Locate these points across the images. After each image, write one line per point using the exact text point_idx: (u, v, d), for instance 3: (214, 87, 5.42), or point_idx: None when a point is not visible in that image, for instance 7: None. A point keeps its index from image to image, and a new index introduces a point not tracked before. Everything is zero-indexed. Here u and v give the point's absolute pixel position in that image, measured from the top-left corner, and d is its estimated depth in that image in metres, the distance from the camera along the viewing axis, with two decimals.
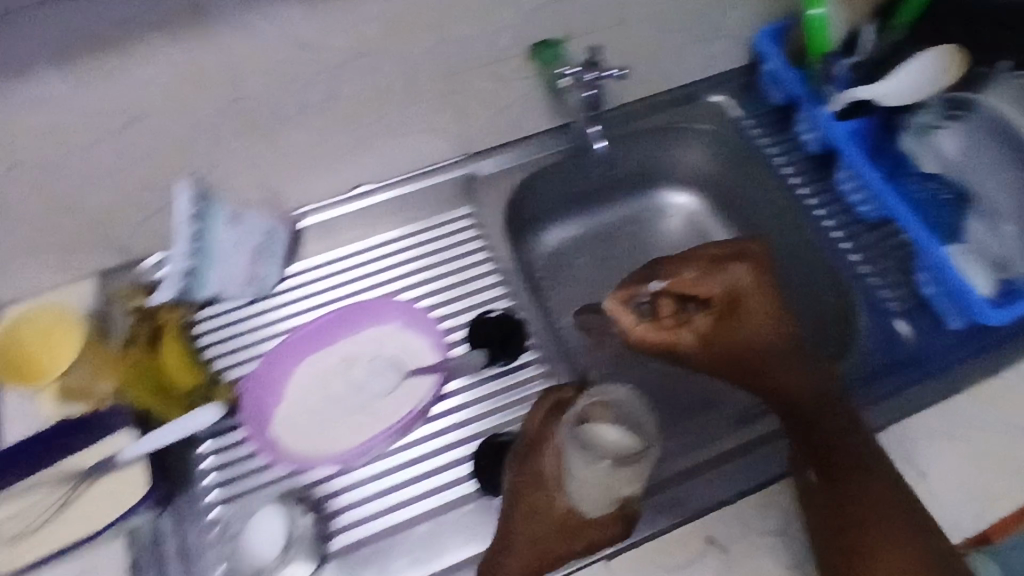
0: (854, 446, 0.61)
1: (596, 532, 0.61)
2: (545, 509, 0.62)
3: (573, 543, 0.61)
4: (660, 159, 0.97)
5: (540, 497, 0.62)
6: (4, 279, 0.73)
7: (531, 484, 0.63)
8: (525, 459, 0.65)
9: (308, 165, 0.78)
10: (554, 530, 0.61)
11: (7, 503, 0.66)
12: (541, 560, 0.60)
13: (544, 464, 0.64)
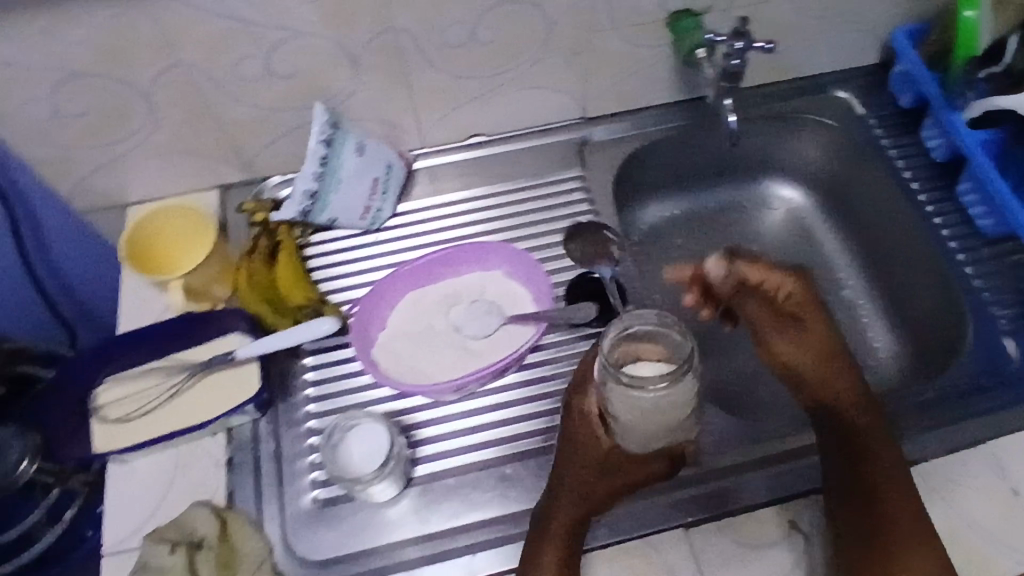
0: (885, 445, 0.59)
1: (641, 470, 0.62)
2: (591, 446, 0.62)
3: (621, 480, 0.61)
4: (774, 148, 0.95)
5: (587, 434, 0.62)
6: (136, 179, 0.77)
7: (579, 423, 0.63)
8: (573, 399, 0.65)
9: (432, 107, 0.79)
10: (598, 467, 0.61)
11: (124, 384, 0.69)
12: (584, 496, 0.59)
13: (589, 403, 0.64)
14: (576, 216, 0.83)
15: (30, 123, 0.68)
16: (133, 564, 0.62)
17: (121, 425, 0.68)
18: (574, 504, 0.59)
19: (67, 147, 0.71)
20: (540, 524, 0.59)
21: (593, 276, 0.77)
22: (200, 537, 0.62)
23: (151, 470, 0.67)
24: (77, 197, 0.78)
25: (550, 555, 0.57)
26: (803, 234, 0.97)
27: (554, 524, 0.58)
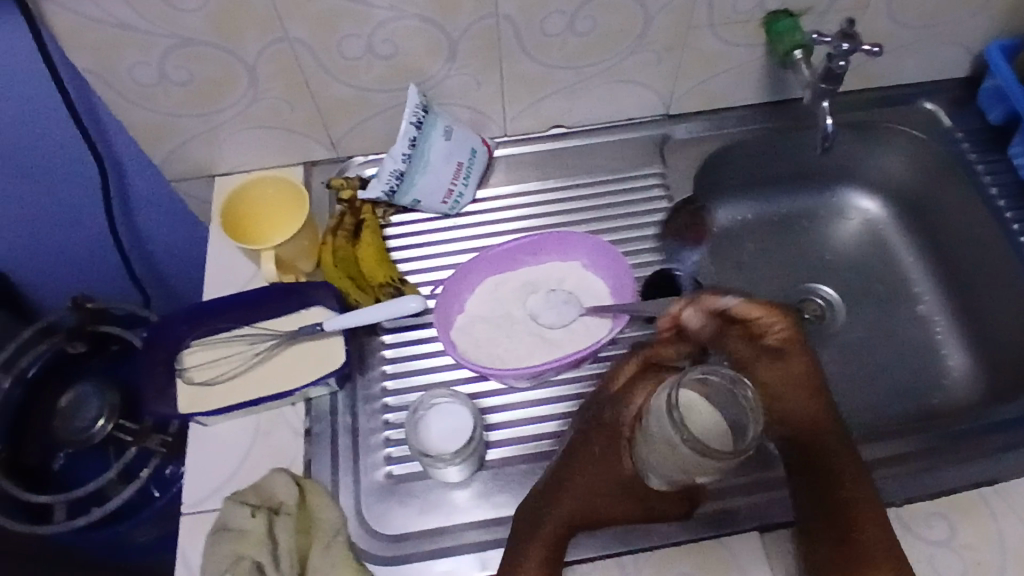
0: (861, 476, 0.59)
1: (651, 502, 0.62)
2: (610, 465, 0.63)
3: (625, 507, 0.62)
4: (855, 158, 0.94)
5: (609, 456, 0.63)
6: (227, 150, 0.78)
7: (603, 439, 0.64)
8: (602, 414, 0.65)
9: (520, 96, 0.79)
10: (612, 487, 0.62)
11: (211, 348, 0.71)
12: (587, 513, 0.61)
13: (625, 422, 0.64)
14: (654, 214, 0.83)
15: (137, 88, 0.69)
16: (211, 524, 0.63)
17: (207, 388, 0.69)
18: (567, 513, 0.60)
19: (168, 114, 0.73)
20: (529, 523, 0.59)
21: (674, 276, 0.78)
22: (279, 503, 0.63)
23: (231, 434, 0.68)
24: (170, 165, 0.80)
25: (534, 555, 0.57)
26: (879, 246, 0.94)
27: (546, 527, 0.59)
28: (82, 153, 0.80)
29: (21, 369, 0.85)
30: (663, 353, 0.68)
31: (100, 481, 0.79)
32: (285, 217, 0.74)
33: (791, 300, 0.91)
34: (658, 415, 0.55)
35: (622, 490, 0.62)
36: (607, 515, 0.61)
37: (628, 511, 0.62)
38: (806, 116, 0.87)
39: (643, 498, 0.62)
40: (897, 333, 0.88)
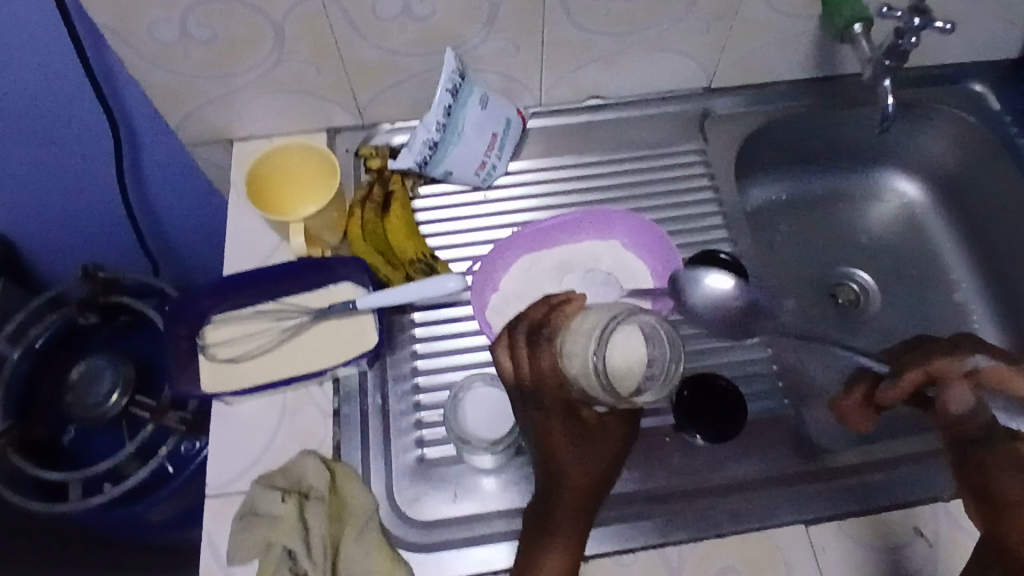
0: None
1: (609, 439, 0.57)
2: (561, 433, 0.56)
3: (597, 461, 0.56)
4: (896, 138, 0.89)
5: (559, 424, 0.56)
6: (246, 114, 0.74)
7: (541, 423, 0.56)
8: (526, 402, 0.57)
9: (558, 63, 0.75)
10: (579, 447, 0.56)
11: (235, 325, 0.69)
12: (580, 484, 0.55)
13: (545, 394, 0.56)
14: (694, 193, 0.80)
15: (153, 47, 0.64)
16: (239, 509, 0.61)
17: (232, 365, 0.67)
18: (568, 505, 0.55)
19: (186, 75, 0.68)
20: (538, 523, 0.55)
21: (719, 256, 0.71)
22: (309, 487, 0.61)
23: (257, 414, 0.65)
24: (186, 129, 0.75)
25: (556, 552, 0.54)
26: (917, 233, 0.91)
27: (555, 518, 0.55)
28: (93, 114, 0.76)
29: (29, 340, 0.82)
30: (538, 309, 0.58)
31: (115, 460, 0.76)
32: (314, 189, 0.71)
33: (825, 284, 0.89)
34: (579, 349, 0.50)
35: (581, 450, 0.56)
36: (586, 483, 0.55)
37: (601, 464, 0.56)
38: (857, 91, 0.83)
39: (602, 443, 0.57)
40: (933, 322, 0.85)
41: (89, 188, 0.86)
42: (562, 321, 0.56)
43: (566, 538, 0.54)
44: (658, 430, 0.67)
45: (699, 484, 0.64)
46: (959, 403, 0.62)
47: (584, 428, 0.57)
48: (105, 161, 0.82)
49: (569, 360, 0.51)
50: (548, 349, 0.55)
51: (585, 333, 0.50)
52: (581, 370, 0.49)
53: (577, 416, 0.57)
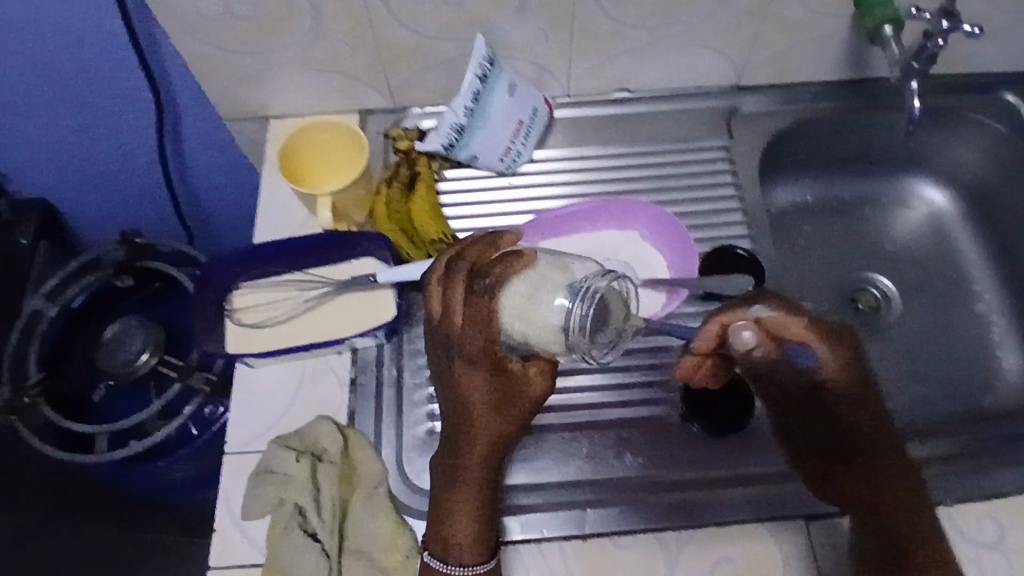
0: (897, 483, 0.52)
1: (528, 393, 0.56)
2: (479, 387, 0.55)
3: (512, 414, 0.56)
4: (926, 144, 0.88)
5: (476, 378, 0.55)
6: (283, 92, 0.77)
7: (463, 373, 0.55)
8: (449, 351, 0.55)
9: (587, 54, 0.76)
10: (496, 398, 0.56)
11: (261, 292, 0.71)
12: (497, 436, 0.56)
13: (472, 346, 0.54)
14: (715, 189, 0.81)
15: (198, 22, 0.67)
16: (255, 467, 0.63)
17: (254, 331, 0.69)
18: (478, 455, 0.56)
19: (227, 50, 0.71)
20: (449, 474, 0.57)
21: (733, 252, 0.72)
22: (323, 450, 0.63)
23: (277, 379, 0.68)
24: (224, 104, 0.78)
25: (467, 505, 0.56)
26: (943, 243, 0.90)
27: (468, 471, 0.56)
28: (139, 83, 0.80)
29: (66, 300, 0.86)
30: (474, 254, 0.56)
31: (139, 416, 0.79)
32: (343, 167, 0.73)
33: (845, 289, 0.88)
34: (558, 298, 0.53)
35: (496, 402, 0.56)
36: (501, 434, 0.56)
37: (513, 418, 0.56)
38: (887, 95, 0.83)
39: (519, 397, 0.56)
40: (952, 332, 0.84)
41: (131, 156, 0.90)
42: (506, 274, 0.54)
43: (477, 489, 0.56)
44: (664, 418, 0.68)
45: (703, 474, 0.65)
46: (747, 342, 0.51)
47: (506, 382, 0.56)
48: (147, 131, 0.86)
49: (538, 318, 0.53)
50: (487, 302, 0.54)
51: (563, 290, 0.53)
52: (561, 325, 0.52)
53: (501, 369, 0.55)
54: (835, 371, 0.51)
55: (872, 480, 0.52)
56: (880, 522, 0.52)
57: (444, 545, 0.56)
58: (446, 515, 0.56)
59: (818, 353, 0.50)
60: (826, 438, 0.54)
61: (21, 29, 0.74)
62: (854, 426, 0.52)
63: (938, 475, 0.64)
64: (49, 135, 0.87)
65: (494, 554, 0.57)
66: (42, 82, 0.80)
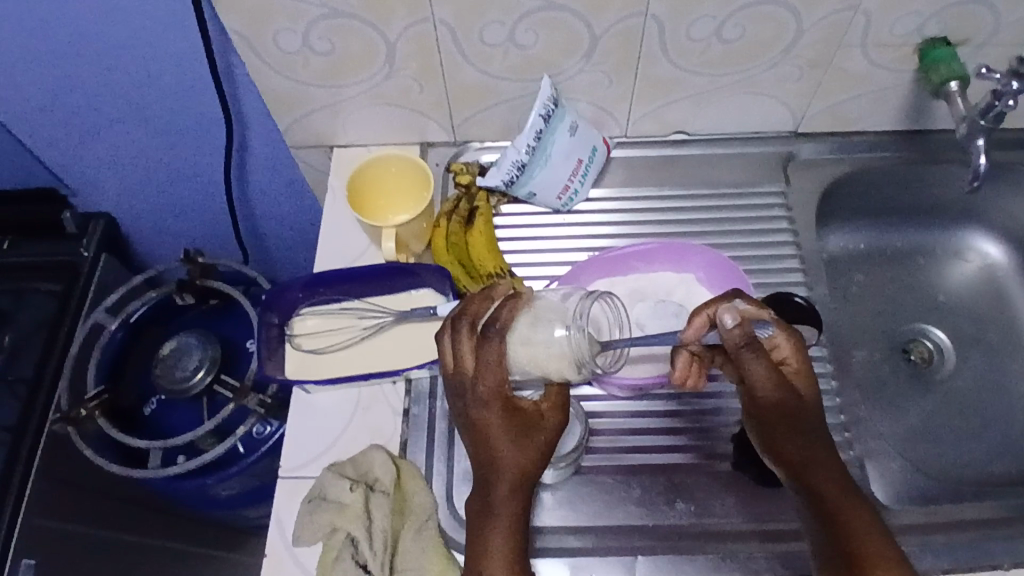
0: (829, 460, 0.55)
1: (545, 426, 0.57)
2: (498, 427, 0.56)
3: (533, 448, 0.56)
4: (983, 196, 0.85)
5: (493, 418, 0.56)
6: (351, 124, 0.79)
7: (479, 414, 0.56)
8: (464, 397, 0.57)
9: (648, 99, 0.77)
10: (514, 434, 0.56)
11: (323, 318, 0.73)
12: (524, 472, 0.55)
13: (486, 386, 0.56)
14: (771, 235, 0.81)
15: (277, 57, 0.70)
16: (308, 492, 0.64)
17: (316, 356, 0.71)
18: (505, 490, 0.55)
19: (300, 83, 0.73)
20: (480, 514, 0.55)
21: (792, 300, 0.70)
22: (375, 480, 0.64)
23: (334, 404, 0.69)
24: (293, 133, 0.80)
25: (499, 544, 0.54)
26: (998, 297, 0.87)
27: (497, 509, 0.55)
28: (211, 110, 0.83)
29: (128, 314, 0.90)
30: (477, 305, 0.59)
31: (196, 433, 0.80)
32: (409, 200, 0.76)
33: (897, 339, 0.86)
34: (555, 324, 0.58)
35: (516, 438, 0.56)
36: (525, 470, 0.56)
37: (536, 451, 0.56)
38: (946, 148, 0.82)
39: (538, 431, 0.57)
40: (1008, 390, 0.81)
41: (195, 176, 0.94)
42: (509, 317, 0.57)
43: (508, 528, 0.54)
44: (717, 466, 0.67)
45: (754, 525, 0.64)
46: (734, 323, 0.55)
47: (522, 418, 0.57)
48: (214, 153, 0.90)
49: (540, 348, 0.57)
50: (497, 344, 0.56)
51: (559, 318, 0.59)
52: (565, 351, 0.57)
53: (515, 407, 0.57)
54: (787, 354, 0.58)
55: (827, 516, 0.53)
56: (819, 502, 0.53)
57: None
58: (478, 554, 0.54)
59: (777, 334, 0.58)
60: (783, 429, 0.56)
61: (107, 56, 0.78)
62: (813, 444, 0.56)
63: (998, 539, 0.61)
64: (122, 154, 0.91)
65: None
66: (121, 105, 0.84)
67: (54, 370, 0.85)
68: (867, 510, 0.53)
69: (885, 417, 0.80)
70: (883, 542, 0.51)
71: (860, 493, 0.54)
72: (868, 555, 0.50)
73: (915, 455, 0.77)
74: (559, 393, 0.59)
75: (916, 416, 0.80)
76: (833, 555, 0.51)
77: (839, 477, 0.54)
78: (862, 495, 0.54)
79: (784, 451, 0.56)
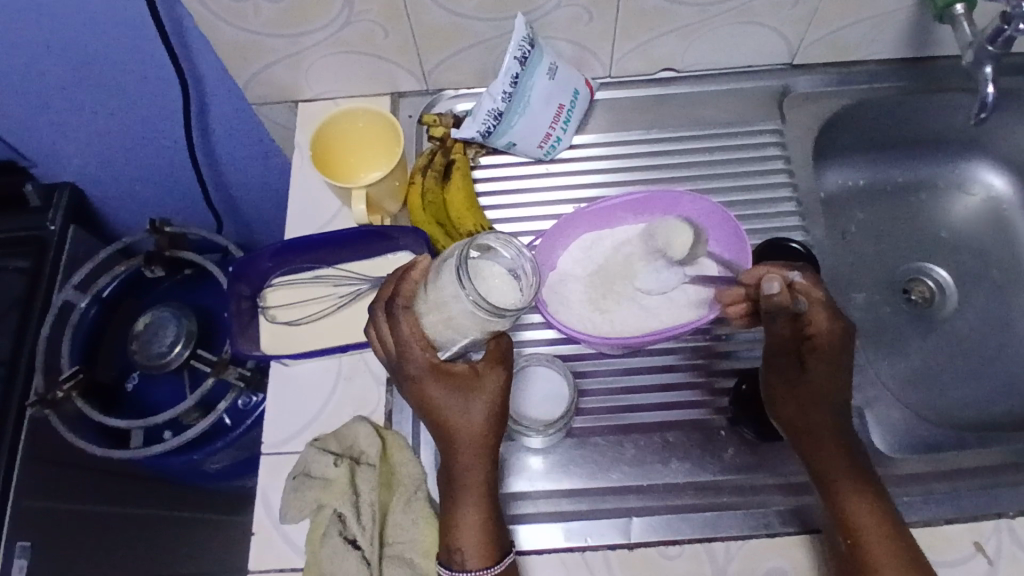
0: (843, 434, 0.55)
1: (485, 386, 0.53)
2: (437, 400, 0.53)
3: (480, 411, 0.53)
4: (990, 125, 0.80)
5: (429, 391, 0.53)
6: (315, 77, 0.74)
7: (415, 390, 0.53)
8: (397, 375, 0.54)
9: (632, 36, 0.71)
10: (455, 401, 0.53)
11: (298, 289, 0.71)
12: (474, 438, 0.53)
13: (411, 363, 0.52)
14: (765, 175, 0.77)
15: (223, 5, 0.63)
16: (292, 469, 0.62)
17: (290, 328, 0.69)
18: (461, 460, 0.53)
19: (254, 33, 0.67)
20: (446, 488, 0.54)
21: (788, 245, 0.68)
22: (360, 452, 0.61)
23: (314, 376, 0.67)
24: (252, 88, 0.75)
25: (468, 516, 0.53)
26: (1003, 232, 0.83)
27: (458, 481, 0.54)
28: (163, 66, 0.77)
29: (99, 289, 0.86)
30: (388, 285, 0.55)
31: (177, 410, 0.78)
32: (383, 158, 0.72)
33: (898, 278, 0.83)
34: (448, 286, 0.47)
35: (459, 405, 0.53)
36: (477, 434, 0.53)
37: (485, 413, 0.53)
38: (953, 75, 0.77)
39: (480, 392, 0.53)
40: (1013, 327, 0.78)
41: (158, 139, 0.89)
42: (413, 288, 0.53)
43: (474, 498, 0.53)
44: (713, 422, 0.65)
45: (749, 481, 0.62)
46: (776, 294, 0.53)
47: (461, 385, 0.53)
48: (174, 114, 0.85)
49: (445, 310, 0.48)
50: (407, 317, 0.52)
51: (445, 280, 0.47)
52: (470, 313, 0.46)
53: (448, 373, 0.53)
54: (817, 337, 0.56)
55: (829, 488, 0.54)
56: (827, 475, 0.54)
57: (450, 555, 0.53)
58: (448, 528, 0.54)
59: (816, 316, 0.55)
60: (802, 404, 0.56)
61: (43, 14, 0.71)
62: (819, 412, 0.56)
63: (1003, 486, 0.60)
64: (78, 120, 0.86)
65: (509, 557, 0.53)
66: (66, 68, 0.78)
67: (29, 352, 0.81)
68: (871, 487, 0.53)
69: (884, 359, 0.78)
70: (884, 518, 0.52)
71: (871, 474, 0.54)
72: (877, 532, 0.51)
73: (915, 399, 0.75)
74: (497, 347, 0.54)
75: (916, 358, 0.78)
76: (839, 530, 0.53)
77: (848, 449, 0.55)
78: (875, 480, 0.54)
79: (790, 420, 0.56)
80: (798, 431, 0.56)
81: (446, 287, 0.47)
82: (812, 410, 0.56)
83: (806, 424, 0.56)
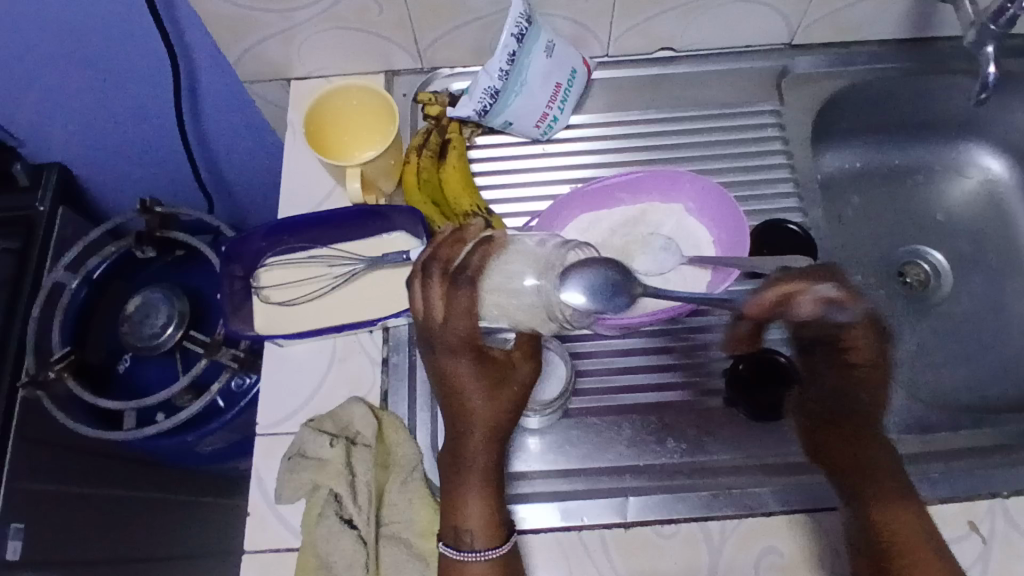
0: (890, 457, 0.57)
1: (516, 377, 0.55)
2: (468, 380, 0.54)
3: (506, 402, 0.54)
4: (990, 108, 0.80)
5: (460, 371, 0.54)
6: (308, 54, 0.73)
7: (449, 364, 0.54)
8: (430, 346, 0.54)
9: (630, 14, 0.70)
10: (485, 386, 0.54)
11: (291, 270, 0.71)
12: (498, 426, 0.54)
13: (455, 335, 0.52)
14: (764, 157, 0.76)
15: None
16: (288, 449, 0.61)
17: (283, 308, 0.69)
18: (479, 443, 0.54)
19: (245, 8, 0.66)
20: (460, 470, 0.54)
21: (787, 227, 0.69)
22: (356, 433, 0.61)
23: (309, 357, 0.66)
24: (244, 64, 0.73)
25: (478, 501, 0.53)
26: (1001, 217, 0.83)
27: (473, 463, 0.54)
28: (154, 42, 0.76)
29: (89, 270, 0.86)
30: (446, 249, 0.54)
31: (169, 391, 0.77)
32: (378, 135, 0.72)
33: (893, 261, 0.83)
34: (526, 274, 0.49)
35: (489, 391, 0.54)
36: (500, 422, 0.54)
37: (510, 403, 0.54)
38: (955, 56, 0.77)
39: (510, 382, 0.55)
40: (1008, 311, 0.78)
41: (149, 117, 0.88)
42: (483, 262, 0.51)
43: (487, 483, 0.54)
44: (709, 403, 0.65)
45: (745, 461, 0.63)
46: (808, 311, 0.56)
47: (494, 371, 0.54)
48: (164, 91, 0.83)
49: (509, 296, 0.49)
50: (468, 290, 0.51)
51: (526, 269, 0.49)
52: (536, 304, 0.48)
53: (484, 356, 0.54)
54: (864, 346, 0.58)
55: (863, 510, 0.54)
56: (859, 495, 0.55)
57: (456, 536, 0.53)
58: (452, 508, 0.54)
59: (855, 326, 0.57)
60: (852, 439, 0.57)
61: None
62: (862, 442, 0.57)
63: (997, 467, 0.60)
64: (66, 98, 0.84)
65: (512, 538, 0.54)
66: (54, 43, 0.76)
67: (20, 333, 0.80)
68: (908, 504, 0.54)
69: None
70: (921, 533, 0.52)
71: (908, 489, 0.54)
72: (918, 549, 0.51)
73: (909, 380, 0.75)
74: (530, 342, 0.56)
75: (911, 340, 0.78)
76: (868, 550, 0.53)
77: (890, 470, 0.55)
78: (910, 491, 0.54)
79: (832, 452, 0.58)
80: (836, 463, 0.57)
81: (524, 275, 0.49)
82: (838, 431, 0.58)
83: (853, 456, 0.56)
